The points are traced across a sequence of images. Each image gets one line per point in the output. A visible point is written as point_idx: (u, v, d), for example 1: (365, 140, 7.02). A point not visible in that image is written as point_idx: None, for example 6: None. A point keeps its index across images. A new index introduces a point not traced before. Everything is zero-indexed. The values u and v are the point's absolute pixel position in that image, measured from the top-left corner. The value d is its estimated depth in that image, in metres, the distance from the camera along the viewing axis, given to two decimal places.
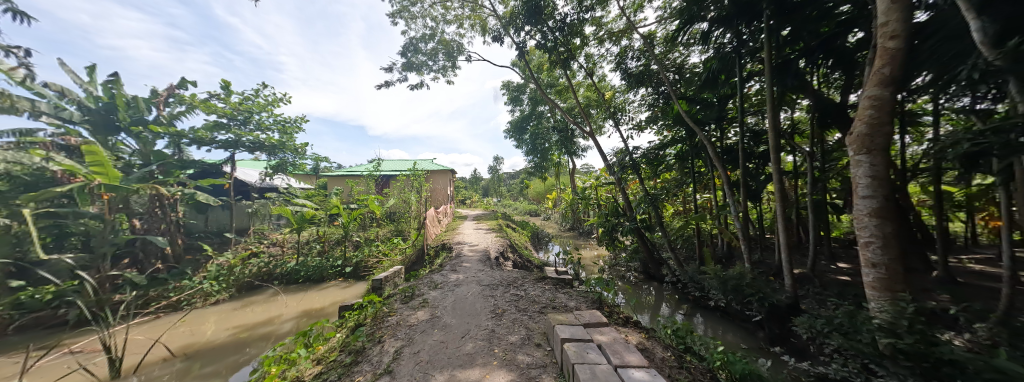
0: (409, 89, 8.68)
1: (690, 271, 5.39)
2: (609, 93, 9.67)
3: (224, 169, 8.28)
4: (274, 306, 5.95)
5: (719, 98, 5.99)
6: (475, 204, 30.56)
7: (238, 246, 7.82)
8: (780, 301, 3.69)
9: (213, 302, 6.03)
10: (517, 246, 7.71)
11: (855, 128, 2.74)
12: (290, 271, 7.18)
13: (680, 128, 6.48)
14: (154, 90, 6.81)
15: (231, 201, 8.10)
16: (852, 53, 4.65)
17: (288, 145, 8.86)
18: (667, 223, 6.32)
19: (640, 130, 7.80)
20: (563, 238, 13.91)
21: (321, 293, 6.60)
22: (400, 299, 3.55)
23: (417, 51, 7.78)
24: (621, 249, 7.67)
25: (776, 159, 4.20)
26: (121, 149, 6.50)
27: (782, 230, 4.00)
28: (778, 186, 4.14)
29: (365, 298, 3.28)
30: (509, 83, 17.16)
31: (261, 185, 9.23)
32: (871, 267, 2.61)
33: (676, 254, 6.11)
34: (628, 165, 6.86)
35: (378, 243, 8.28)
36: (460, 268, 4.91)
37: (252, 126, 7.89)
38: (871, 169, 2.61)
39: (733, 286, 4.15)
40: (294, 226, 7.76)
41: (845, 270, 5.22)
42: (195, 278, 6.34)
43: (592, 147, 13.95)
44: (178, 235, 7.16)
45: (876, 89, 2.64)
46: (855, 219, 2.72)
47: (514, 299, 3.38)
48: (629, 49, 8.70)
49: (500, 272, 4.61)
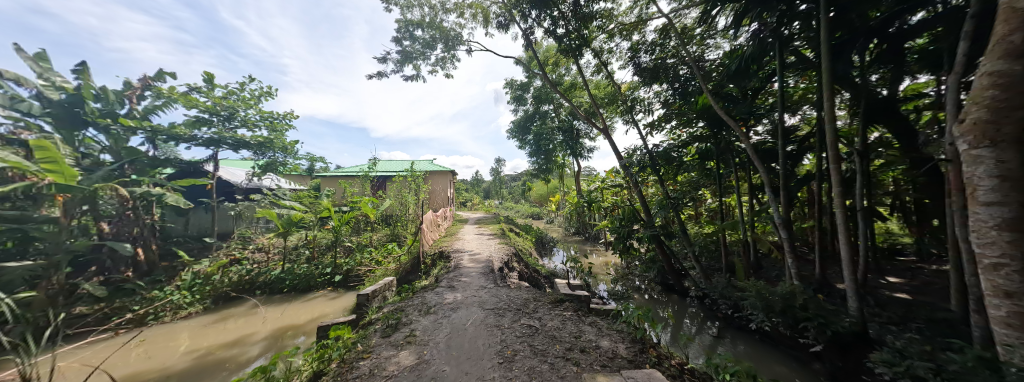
0: (405, 81, 8.14)
1: (720, 286, 4.75)
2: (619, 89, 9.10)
3: (207, 169, 7.71)
4: (251, 321, 5.34)
5: (750, 91, 5.33)
6: (476, 206, 30.03)
7: (219, 252, 7.23)
8: (847, 331, 3.05)
9: (185, 316, 5.43)
10: (521, 252, 7.11)
11: (970, 114, 2.12)
12: (274, 281, 6.58)
13: (704, 125, 5.84)
14: (126, 82, 6.23)
15: (213, 203, 7.50)
16: (914, 37, 3.99)
17: (277, 144, 8.25)
18: (689, 231, 5.68)
19: (656, 128, 7.19)
20: (568, 242, 13.31)
21: (304, 306, 5.98)
22: (382, 331, 2.92)
23: (414, 38, 7.23)
24: (634, 257, 7.05)
25: (835, 159, 3.48)
26: (90, 146, 5.96)
27: (844, 246, 3.30)
28: (838, 191, 3.42)
29: (333, 333, 2.63)
30: (513, 81, 16.66)
31: (248, 186, 8.65)
32: (1005, 296, 2.01)
33: (701, 266, 5.45)
34: (643, 166, 6.26)
35: (372, 249, 7.66)
36: (458, 283, 4.27)
37: (236, 123, 7.26)
38: (999, 167, 1.99)
39: (781, 308, 3.50)
40: (280, 230, 7.17)
41: (901, 286, 4.55)
42: (166, 289, 5.73)
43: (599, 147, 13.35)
44: (152, 240, 6.58)
45: (999, 63, 2.01)
46: (975, 232, 2.11)
47: (526, 333, 2.74)
48: (643, 42, 8.13)
49: (506, 290, 3.97)
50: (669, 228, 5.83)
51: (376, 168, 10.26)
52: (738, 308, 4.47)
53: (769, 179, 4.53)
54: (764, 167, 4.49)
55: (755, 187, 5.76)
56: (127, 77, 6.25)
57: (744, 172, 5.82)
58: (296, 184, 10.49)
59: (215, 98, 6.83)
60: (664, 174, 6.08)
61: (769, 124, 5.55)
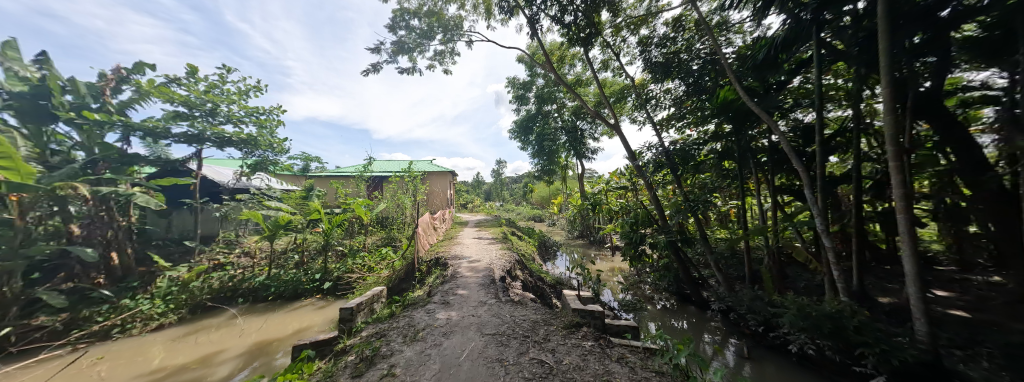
0: (401, 75, 7.75)
1: (747, 299, 4.25)
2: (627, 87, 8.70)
3: (190, 168, 7.26)
4: (227, 336, 4.87)
5: (776, 84, 4.81)
6: (477, 209, 29.63)
7: (201, 256, 6.78)
8: (917, 362, 2.55)
9: (155, 327, 4.95)
10: (523, 258, 6.64)
11: None
12: (258, 288, 6.13)
13: (724, 122, 5.34)
14: (99, 74, 5.82)
15: (197, 204, 7.06)
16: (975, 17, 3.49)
17: (264, 141, 7.82)
18: (709, 237, 5.18)
19: (668, 126, 6.74)
20: (571, 246, 12.86)
21: (288, 319, 5.54)
22: (353, 367, 2.42)
23: (410, 29, 6.84)
24: (645, 265, 6.57)
25: (897, 153, 2.89)
26: (62, 142, 5.55)
27: (908, 258, 2.76)
28: (901, 192, 2.85)
29: (288, 372, 2.13)
30: (515, 80, 16.27)
31: (236, 186, 8.21)
32: None
33: (722, 275, 4.95)
34: (656, 165, 5.76)
35: (364, 254, 7.20)
36: (454, 297, 3.79)
37: (220, 118, 6.84)
38: None
39: (830, 331, 2.99)
40: (267, 233, 6.72)
41: (954, 302, 4.05)
42: (137, 298, 5.27)
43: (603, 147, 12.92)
44: (127, 244, 6.14)
45: None
46: None
47: (538, 374, 2.24)
48: (653, 35, 7.68)
49: (509, 308, 3.47)
50: (685, 233, 5.33)
51: (371, 168, 9.81)
52: (769, 325, 3.96)
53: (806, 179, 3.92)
54: (798, 166, 3.95)
55: (781, 189, 5.24)
56: (101, 69, 5.83)
57: (767, 173, 5.32)
58: (289, 184, 10.07)
59: (194, 91, 6.40)
60: (680, 175, 5.58)
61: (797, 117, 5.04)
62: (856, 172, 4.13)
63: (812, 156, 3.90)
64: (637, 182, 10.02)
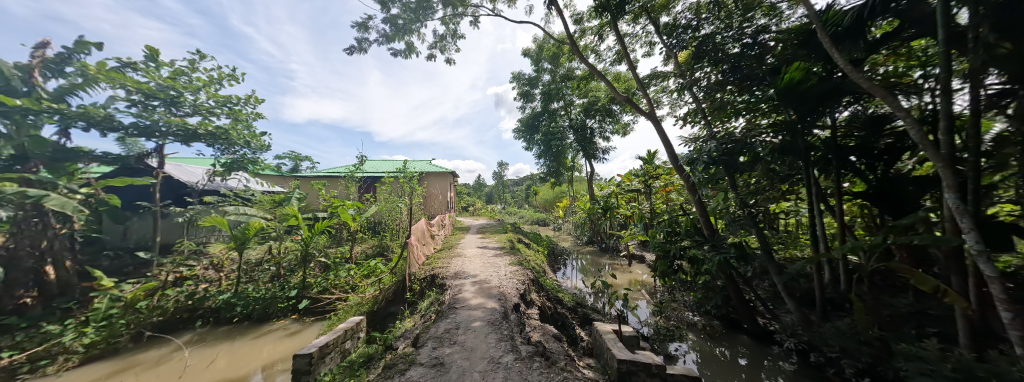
0: (395, 59, 6.87)
1: (838, 337, 3.29)
2: (682, 74, 6.63)
3: (151, 166, 6.31)
4: (167, 376, 3.90)
5: (861, 61, 3.74)
6: (478, 211, 28.63)
7: (160, 268, 5.82)
8: None
9: (76, 364, 3.95)
10: (533, 272, 5.67)
11: None
12: (221, 308, 5.20)
13: (784, 110, 4.32)
14: (31, 53, 4.95)
15: (159, 209, 6.14)
16: None
17: (238, 137, 6.90)
18: (773, 253, 4.16)
19: (703, 120, 5.78)
20: (580, 254, 11.89)
21: (249, 351, 4.58)
22: None
23: (405, 4, 5.95)
24: (677, 282, 5.58)
25: None
26: None
27: None
28: None
29: None
30: (521, 76, 15.43)
31: (208, 186, 7.28)
32: None
33: (793, 301, 3.95)
34: (697, 162, 4.74)
35: (349, 267, 6.26)
36: (450, 345, 2.80)
37: (186, 109, 5.90)
38: None
39: None
40: (234, 242, 5.74)
41: None
42: (66, 324, 4.30)
43: (629, 113, 11.15)
44: (67, 256, 5.19)
45: None
46: None
47: None
48: (680, 16, 6.71)
49: (525, 368, 2.49)
50: (741, 249, 4.26)
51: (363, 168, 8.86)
52: (875, 377, 3.04)
53: (948, 179, 2.62)
54: (928, 158, 2.72)
55: (858, 194, 4.22)
56: (36, 48, 5.01)
57: (832, 174, 4.32)
58: (272, 185, 9.13)
59: (150, 75, 5.42)
60: (733, 176, 4.52)
61: (867, 108, 4.15)
62: (975, 177, 2.71)
63: (946, 146, 2.68)
64: (656, 183, 9.05)
